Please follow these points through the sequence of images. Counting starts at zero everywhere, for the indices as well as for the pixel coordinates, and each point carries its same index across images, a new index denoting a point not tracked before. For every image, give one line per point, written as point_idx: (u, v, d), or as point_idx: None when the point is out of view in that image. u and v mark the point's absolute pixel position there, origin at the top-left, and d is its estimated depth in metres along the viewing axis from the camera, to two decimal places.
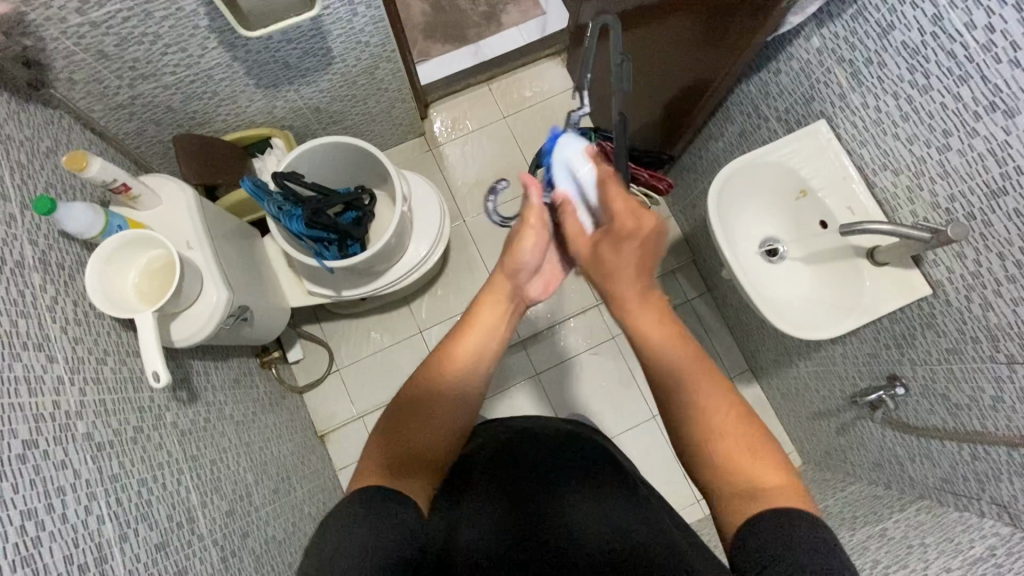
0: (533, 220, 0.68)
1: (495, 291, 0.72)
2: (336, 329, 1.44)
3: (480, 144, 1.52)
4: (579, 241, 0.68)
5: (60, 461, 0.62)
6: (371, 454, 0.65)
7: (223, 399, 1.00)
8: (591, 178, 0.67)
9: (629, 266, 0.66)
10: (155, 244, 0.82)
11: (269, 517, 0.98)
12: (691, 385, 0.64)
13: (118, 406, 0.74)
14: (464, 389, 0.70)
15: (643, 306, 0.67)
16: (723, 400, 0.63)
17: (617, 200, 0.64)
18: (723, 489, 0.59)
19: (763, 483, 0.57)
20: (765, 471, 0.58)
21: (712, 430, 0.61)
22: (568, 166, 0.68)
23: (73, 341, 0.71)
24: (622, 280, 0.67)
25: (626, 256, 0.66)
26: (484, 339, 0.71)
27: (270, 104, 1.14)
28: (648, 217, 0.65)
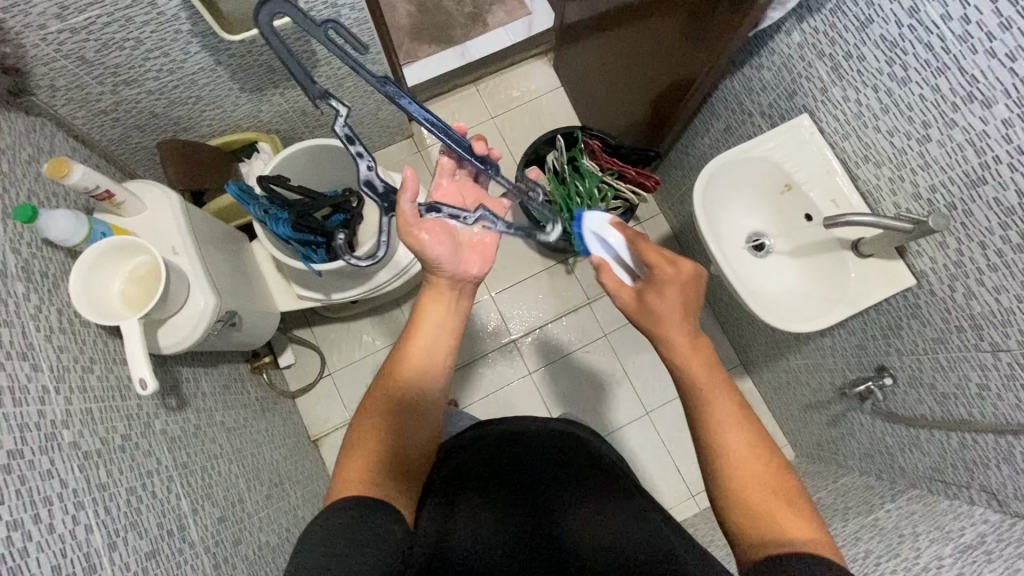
0: (410, 219, 0.68)
1: (436, 289, 0.75)
2: (328, 333, 1.44)
3: None
4: (623, 294, 0.69)
5: (46, 471, 0.61)
6: (343, 470, 0.64)
7: (214, 405, 1.00)
8: (623, 241, 0.73)
9: (674, 311, 0.67)
10: (140, 250, 0.81)
11: (262, 523, 0.98)
12: (728, 427, 0.65)
13: (105, 414, 0.73)
14: (423, 382, 0.72)
15: (694, 353, 0.68)
16: (758, 444, 0.65)
17: (650, 252, 0.67)
18: (748, 526, 0.61)
19: (787, 525, 0.59)
20: (790, 513, 0.60)
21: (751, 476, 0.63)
22: (599, 236, 0.74)
23: (57, 349, 0.71)
24: (669, 329, 0.67)
25: (668, 303, 0.66)
26: (435, 336, 0.74)
27: (256, 108, 1.13)
28: (687, 264, 0.67)
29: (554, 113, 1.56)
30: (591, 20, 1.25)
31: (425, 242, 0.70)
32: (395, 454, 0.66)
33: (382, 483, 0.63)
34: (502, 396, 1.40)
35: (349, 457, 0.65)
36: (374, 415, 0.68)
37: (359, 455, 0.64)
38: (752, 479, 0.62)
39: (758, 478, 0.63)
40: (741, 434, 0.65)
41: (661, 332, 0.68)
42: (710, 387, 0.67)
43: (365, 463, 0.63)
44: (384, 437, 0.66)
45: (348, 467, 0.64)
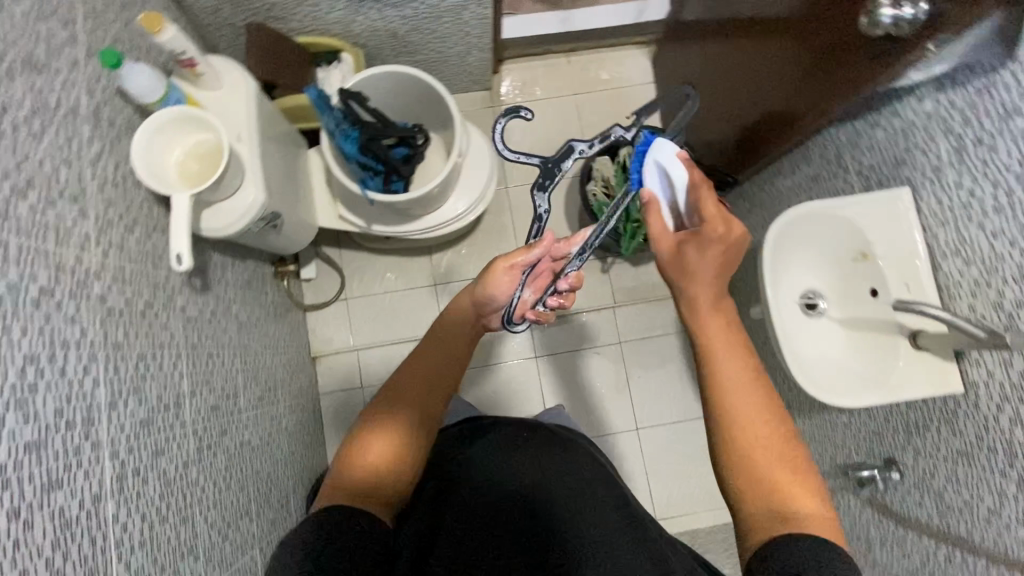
0: (513, 261, 0.79)
1: (445, 325, 0.84)
2: (354, 259, 1.43)
3: (545, 115, 1.49)
4: (664, 243, 0.70)
5: (70, 316, 0.62)
6: (330, 481, 0.68)
7: (234, 297, 1.01)
8: (685, 180, 0.69)
9: (711, 267, 0.69)
10: (207, 127, 0.80)
11: (249, 421, 1.00)
12: (729, 382, 0.67)
13: (134, 277, 0.74)
14: (420, 401, 0.76)
15: (715, 316, 0.70)
16: (766, 404, 0.67)
17: (709, 202, 0.67)
18: (751, 500, 0.63)
19: (796, 498, 0.62)
20: (797, 481, 0.63)
21: (752, 438, 0.65)
22: (662, 168, 0.70)
23: (106, 202, 0.71)
24: (701, 284, 0.70)
25: (707, 259, 0.68)
26: (443, 355, 0.80)
27: (351, 17, 1.10)
28: (738, 224, 0.68)
29: (638, 107, 1.51)
30: (707, 24, 1.19)
31: (498, 277, 0.80)
32: (381, 471, 0.69)
33: (361, 499, 0.65)
34: (503, 372, 1.41)
35: (341, 464, 0.70)
36: (367, 428, 0.72)
37: (349, 465, 0.69)
38: (761, 448, 0.64)
39: (762, 442, 0.65)
40: (748, 395, 0.67)
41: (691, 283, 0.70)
42: (741, 375, 0.68)
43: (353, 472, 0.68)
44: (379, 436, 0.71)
45: (335, 476, 0.68)
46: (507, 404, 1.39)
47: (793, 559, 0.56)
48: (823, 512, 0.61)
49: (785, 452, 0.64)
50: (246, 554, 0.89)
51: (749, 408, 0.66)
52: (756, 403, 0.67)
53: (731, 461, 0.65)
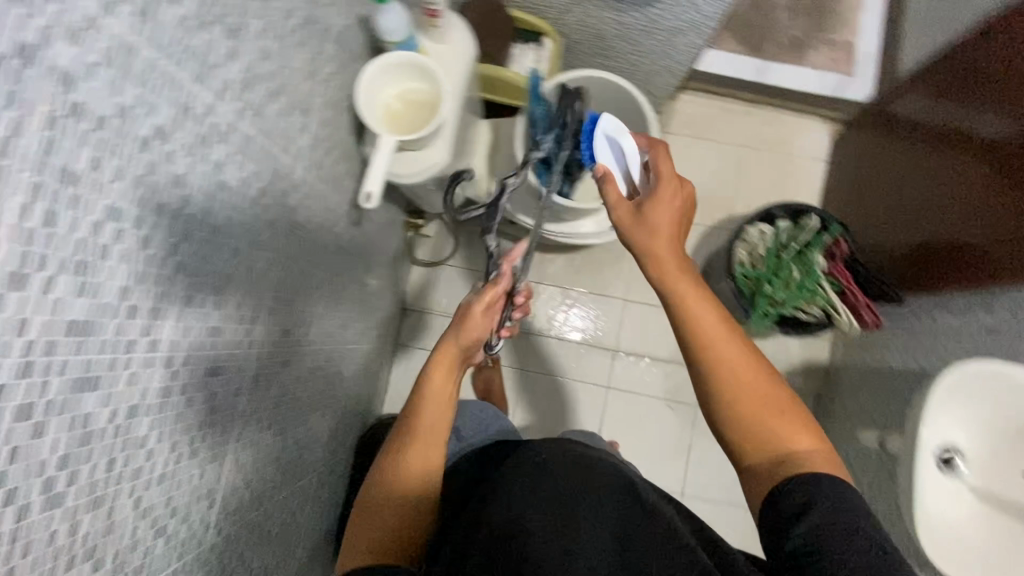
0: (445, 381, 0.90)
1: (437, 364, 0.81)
2: (472, 232, 1.43)
3: (703, 157, 1.44)
4: (619, 207, 0.74)
5: (268, 221, 0.65)
6: (348, 547, 0.70)
7: (372, 236, 1.04)
8: (634, 149, 0.80)
9: (662, 223, 0.71)
10: (426, 78, 0.81)
11: (346, 354, 1.03)
12: (714, 342, 0.66)
13: (318, 198, 0.76)
14: (421, 449, 0.75)
15: (682, 278, 0.69)
16: (751, 367, 0.65)
17: (665, 162, 0.75)
18: (761, 476, 0.62)
19: (790, 438, 0.62)
20: (779, 418, 0.63)
21: (729, 381, 0.65)
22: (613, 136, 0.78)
23: (322, 123, 0.73)
24: (664, 258, 0.70)
25: (663, 212, 0.71)
26: (438, 405, 0.78)
27: (568, 7, 1.09)
28: (688, 186, 0.75)
29: (801, 181, 1.43)
30: (919, 126, 1.11)
31: (475, 321, 0.83)
32: (394, 514, 0.71)
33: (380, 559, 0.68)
34: (572, 389, 1.40)
35: (355, 526, 0.72)
36: (370, 490, 0.73)
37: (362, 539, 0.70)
38: (793, 439, 0.62)
39: (761, 400, 0.64)
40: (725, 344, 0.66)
41: (648, 245, 0.71)
42: (721, 342, 0.66)
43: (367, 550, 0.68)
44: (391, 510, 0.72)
45: (352, 539, 0.71)
46: (568, 425, 1.38)
47: (828, 533, 0.54)
48: (817, 444, 0.63)
49: (791, 416, 0.64)
50: (309, 477, 0.93)
51: (728, 362, 0.65)
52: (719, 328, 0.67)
53: (733, 426, 0.64)
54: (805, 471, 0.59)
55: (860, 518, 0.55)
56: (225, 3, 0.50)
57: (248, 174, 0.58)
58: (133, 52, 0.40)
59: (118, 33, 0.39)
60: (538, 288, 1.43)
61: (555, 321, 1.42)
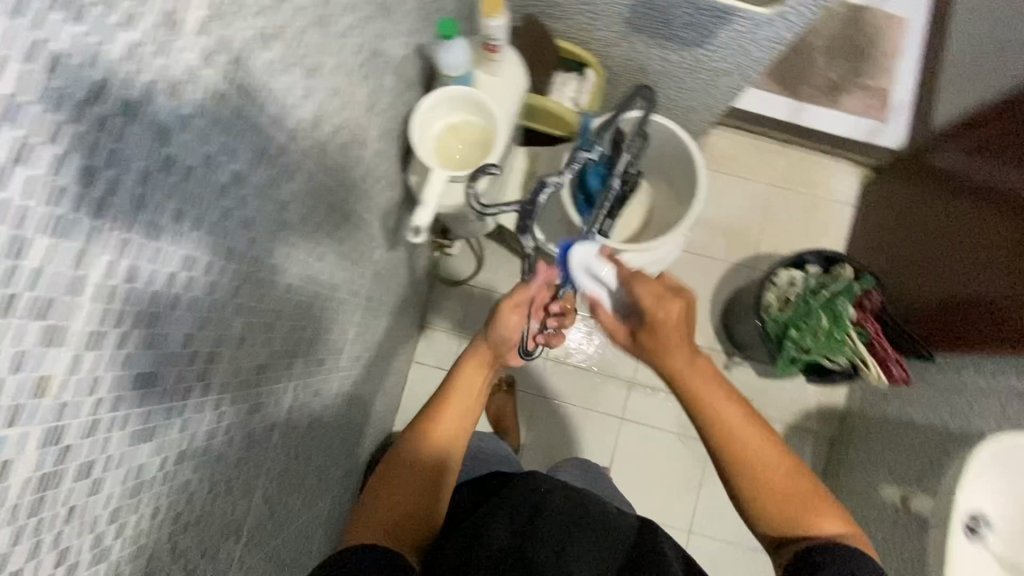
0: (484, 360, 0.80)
1: (473, 362, 0.79)
2: (496, 253, 1.40)
3: (732, 193, 1.43)
4: (616, 330, 0.74)
5: (319, 255, 0.63)
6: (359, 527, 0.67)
7: (403, 259, 1.02)
8: (614, 278, 0.70)
9: (676, 357, 0.69)
10: (480, 113, 0.80)
11: (369, 376, 1.02)
12: (745, 446, 0.67)
13: (363, 226, 0.75)
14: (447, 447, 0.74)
15: (697, 372, 0.69)
16: (752, 431, 0.67)
17: (644, 288, 0.68)
18: (776, 522, 0.65)
19: (821, 521, 0.64)
20: (783, 478, 0.66)
21: (756, 462, 0.66)
22: (586, 270, 0.70)
23: (374, 152, 0.72)
24: (675, 351, 0.69)
25: (671, 315, 0.68)
26: (461, 406, 0.77)
27: (616, 41, 1.08)
28: (677, 300, 0.68)
29: (827, 224, 1.43)
30: (957, 185, 1.11)
31: (511, 323, 0.76)
32: (409, 520, 0.69)
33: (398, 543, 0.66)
34: (585, 418, 1.39)
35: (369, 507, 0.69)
36: (395, 466, 0.72)
37: (375, 506, 0.69)
38: (762, 462, 0.66)
39: (755, 445, 0.67)
40: (719, 397, 0.68)
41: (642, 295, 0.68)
42: (727, 417, 0.67)
43: (376, 514, 0.68)
44: (404, 487, 0.71)
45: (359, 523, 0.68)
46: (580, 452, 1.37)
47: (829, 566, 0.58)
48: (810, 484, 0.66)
49: (791, 475, 0.66)
50: (328, 502, 0.92)
51: (741, 429, 0.67)
52: (755, 435, 0.67)
53: (757, 505, 0.66)
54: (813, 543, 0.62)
55: (858, 557, 0.59)
56: (307, 44, 0.48)
57: (307, 209, 0.57)
58: (224, 100, 0.39)
59: (213, 84, 0.38)
60: None
61: (573, 347, 1.41)
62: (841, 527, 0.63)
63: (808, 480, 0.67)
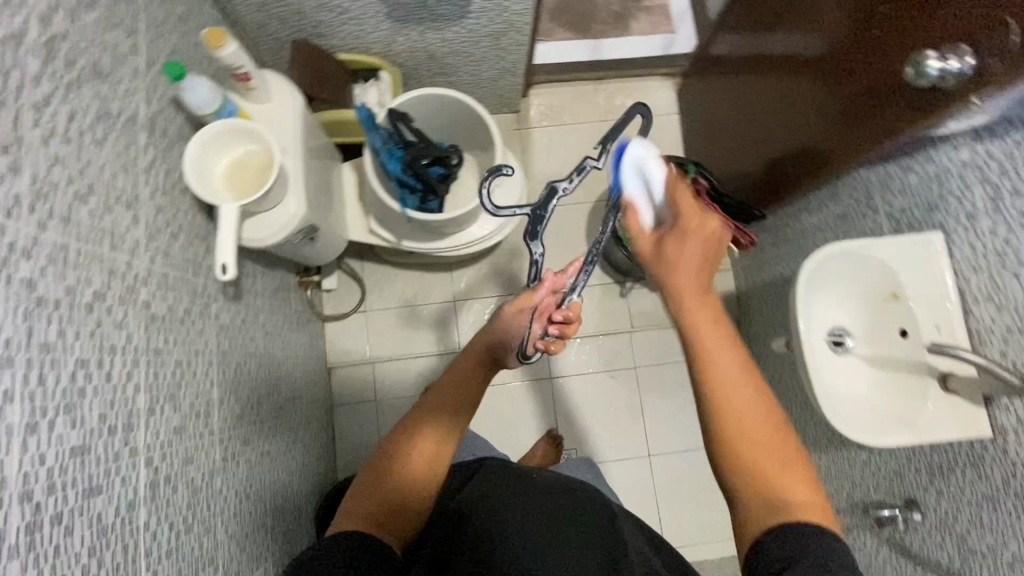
0: (476, 352, 0.75)
1: (474, 349, 0.75)
2: (375, 272, 1.44)
3: (569, 140, 1.51)
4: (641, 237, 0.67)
5: (118, 322, 0.63)
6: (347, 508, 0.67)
7: (262, 306, 1.02)
8: (660, 180, 0.66)
9: (689, 264, 0.64)
10: (257, 141, 0.81)
11: (270, 430, 1.00)
12: (745, 422, 0.59)
13: (175, 283, 0.75)
14: (444, 433, 0.71)
15: (744, 378, 0.61)
16: (758, 406, 0.60)
17: (687, 199, 0.64)
18: (756, 504, 0.58)
19: (789, 489, 0.57)
20: (778, 465, 0.58)
21: (747, 436, 0.59)
22: (642, 173, 0.67)
23: (156, 209, 0.72)
24: (722, 348, 0.61)
25: (687, 253, 0.64)
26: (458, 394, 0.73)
27: (392, 37, 1.12)
28: (713, 220, 0.64)
29: (661, 137, 1.53)
30: (738, 62, 1.22)
31: (510, 321, 0.75)
32: (403, 504, 0.67)
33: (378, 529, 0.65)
34: (518, 392, 1.42)
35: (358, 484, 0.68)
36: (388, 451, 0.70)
37: (369, 483, 0.68)
38: (753, 438, 0.59)
39: (757, 434, 0.59)
40: (722, 352, 0.61)
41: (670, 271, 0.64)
42: (739, 394, 0.60)
43: (368, 498, 0.67)
44: (399, 465, 0.69)
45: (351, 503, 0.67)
46: (522, 425, 1.40)
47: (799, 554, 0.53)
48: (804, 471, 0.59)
49: (792, 460, 0.59)
50: (265, 564, 0.89)
51: (761, 418, 0.59)
52: (755, 394, 0.60)
53: (733, 468, 0.59)
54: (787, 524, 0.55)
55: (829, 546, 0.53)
56: None
57: (74, 281, 0.56)
58: None
59: None
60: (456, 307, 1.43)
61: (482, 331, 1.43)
62: (819, 509, 0.57)
63: (791, 441, 0.60)
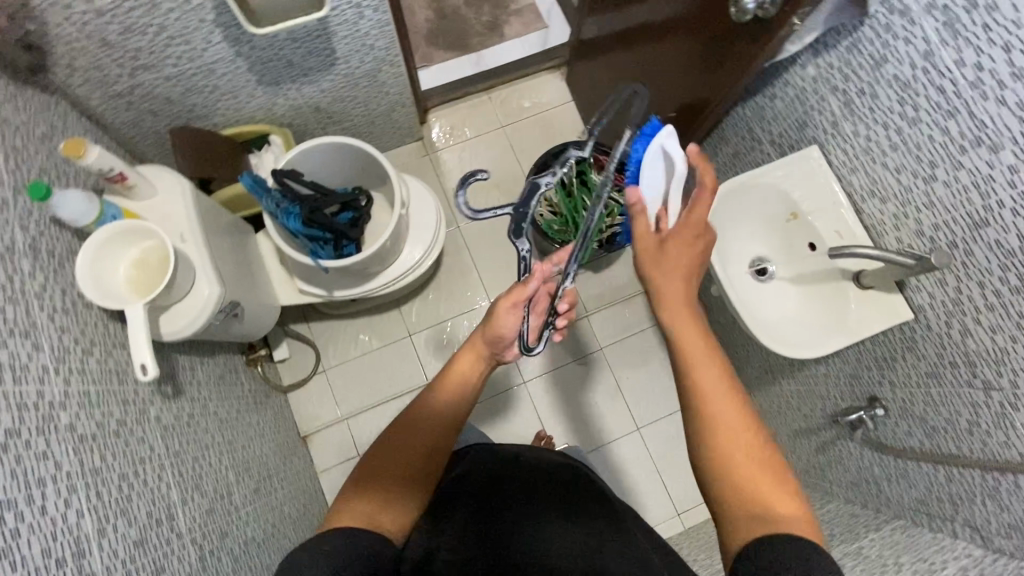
0: (478, 349, 0.75)
1: (473, 344, 0.75)
2: (325, 329, 1.43)
3: (478, 151, 1.54)
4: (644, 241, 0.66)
5: (42, 452, 0.61)
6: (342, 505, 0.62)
7: (208, 395, 1.00)
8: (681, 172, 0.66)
9: (678, 269, 0.67)
10: (149, 235, 0.81)
11: (249, 517, 0.97)
12: (731, 440, 0.60)
13: (101, 398, 0.73)
14: (442, 430, 0.70)
15: (730, 396, 0.62)
16: (744, 426, 0.61)
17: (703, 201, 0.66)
18: (743, 514, 0.57)
19: (775, 506, 0.56)
20: (770, 486, 0.58)
21: (734, 452, 0.60)
22: (653, 164, 0.65)
23: (59, 329, 0.70)
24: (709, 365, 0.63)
25: (682, 258, 0.67)
26: (456, 393, 0.73)
27: (272, 101, 1.13)
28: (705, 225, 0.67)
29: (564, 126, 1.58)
30: (607, 39, 1.28)
31: (504, 317, 0.73)
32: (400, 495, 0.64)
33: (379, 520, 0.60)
34: (497, 406, 1.40)
35: (354, 483, 0.64)
36: (386, 449, 0.67)
37: (367, 478, 0.64)
38: (743, 452, 0.60)
39: (746, 458, 0.60)
40: (710, 371, 0.63)
41: (664, 283, 0.66)
42: (727, 410, 0.61)
43: (365, 492, 0.62)
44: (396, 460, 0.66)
45: (345, 499, 0.62)
46: (509, 436, 1.39)
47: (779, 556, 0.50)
48: (793, 496, 0.57)
49: (779, 478, 0.58)
50: None
51: (744, 435, 0.61)
52: (742, 420, 0.61)
53: (726, 479, 0.59)
54: (769, 530, 0.53)
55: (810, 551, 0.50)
56: None
57: None
58: None
59: None
60: (413, 341, 1.43)
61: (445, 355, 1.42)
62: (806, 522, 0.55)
63: (778, 465, 0.60)
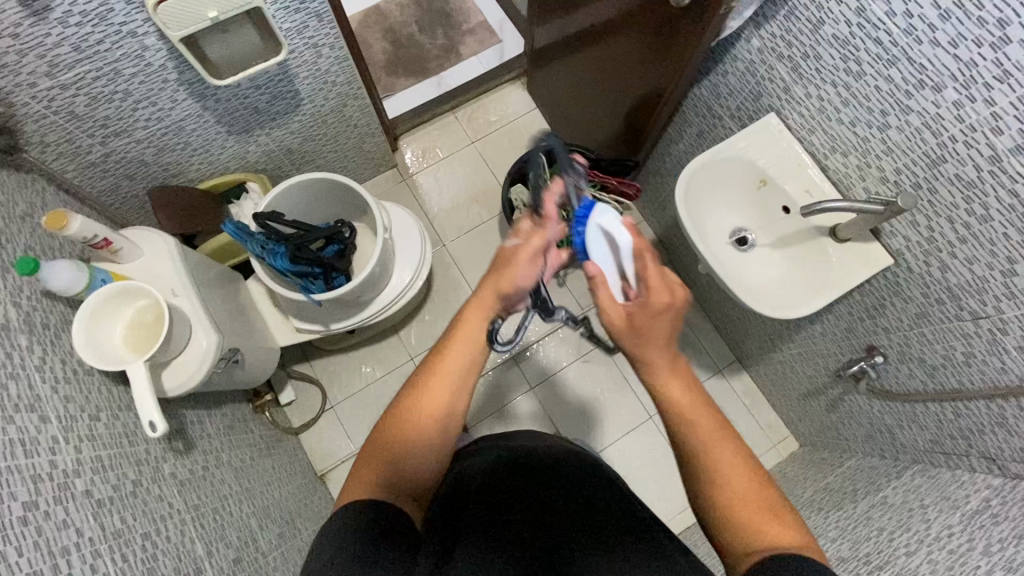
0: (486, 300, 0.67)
1: (480, 300, 0.66)
2: (327, 366, 1.44)
3: (451, 169, 1.56)
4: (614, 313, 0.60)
5: (62, 521, 0.61)
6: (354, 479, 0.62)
7: (220, 445, 1.00)
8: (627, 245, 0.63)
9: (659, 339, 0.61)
10: (141, 295, 0.82)
11: (276, 561, 0.97)
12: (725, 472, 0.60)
13: (114, 460, 0.73)
14: (452, 404, 0.64)
15: (719, 437, 0.62)
16: (737, 460, 0.61)
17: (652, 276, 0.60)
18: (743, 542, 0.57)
19: (773, 532, 0.56)
20: (768, 513, 0.58)
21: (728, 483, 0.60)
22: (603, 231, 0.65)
23: (64, 399, 0.71)
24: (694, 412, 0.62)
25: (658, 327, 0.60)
26: (454, 380, 0.65)
27: (244, 149, 1.15)
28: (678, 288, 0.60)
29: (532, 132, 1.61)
30: (559, 43, 1.32)
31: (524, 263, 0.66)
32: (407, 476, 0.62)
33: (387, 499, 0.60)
34: (508, 415, 1.41)
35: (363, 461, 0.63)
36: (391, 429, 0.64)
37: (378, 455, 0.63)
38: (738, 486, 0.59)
39: (743, 493, 0.59)
40: (702, 419, 0.62)
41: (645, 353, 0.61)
42: (719, 449, 0.61)
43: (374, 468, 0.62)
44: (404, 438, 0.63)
45: (356, 472, 0.63)
46: None
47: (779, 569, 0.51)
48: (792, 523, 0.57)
49: (776, 508, 0.58)
50: None
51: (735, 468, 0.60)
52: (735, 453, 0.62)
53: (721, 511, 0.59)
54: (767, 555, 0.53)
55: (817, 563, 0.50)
56: None
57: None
58: None
59: None
60: (416, 363, 1.43)
61: None
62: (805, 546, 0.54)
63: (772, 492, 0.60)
